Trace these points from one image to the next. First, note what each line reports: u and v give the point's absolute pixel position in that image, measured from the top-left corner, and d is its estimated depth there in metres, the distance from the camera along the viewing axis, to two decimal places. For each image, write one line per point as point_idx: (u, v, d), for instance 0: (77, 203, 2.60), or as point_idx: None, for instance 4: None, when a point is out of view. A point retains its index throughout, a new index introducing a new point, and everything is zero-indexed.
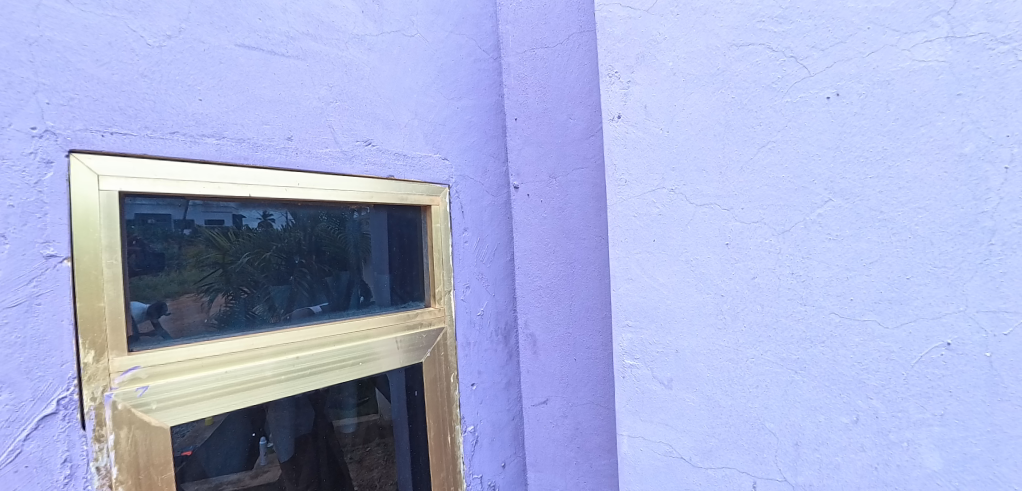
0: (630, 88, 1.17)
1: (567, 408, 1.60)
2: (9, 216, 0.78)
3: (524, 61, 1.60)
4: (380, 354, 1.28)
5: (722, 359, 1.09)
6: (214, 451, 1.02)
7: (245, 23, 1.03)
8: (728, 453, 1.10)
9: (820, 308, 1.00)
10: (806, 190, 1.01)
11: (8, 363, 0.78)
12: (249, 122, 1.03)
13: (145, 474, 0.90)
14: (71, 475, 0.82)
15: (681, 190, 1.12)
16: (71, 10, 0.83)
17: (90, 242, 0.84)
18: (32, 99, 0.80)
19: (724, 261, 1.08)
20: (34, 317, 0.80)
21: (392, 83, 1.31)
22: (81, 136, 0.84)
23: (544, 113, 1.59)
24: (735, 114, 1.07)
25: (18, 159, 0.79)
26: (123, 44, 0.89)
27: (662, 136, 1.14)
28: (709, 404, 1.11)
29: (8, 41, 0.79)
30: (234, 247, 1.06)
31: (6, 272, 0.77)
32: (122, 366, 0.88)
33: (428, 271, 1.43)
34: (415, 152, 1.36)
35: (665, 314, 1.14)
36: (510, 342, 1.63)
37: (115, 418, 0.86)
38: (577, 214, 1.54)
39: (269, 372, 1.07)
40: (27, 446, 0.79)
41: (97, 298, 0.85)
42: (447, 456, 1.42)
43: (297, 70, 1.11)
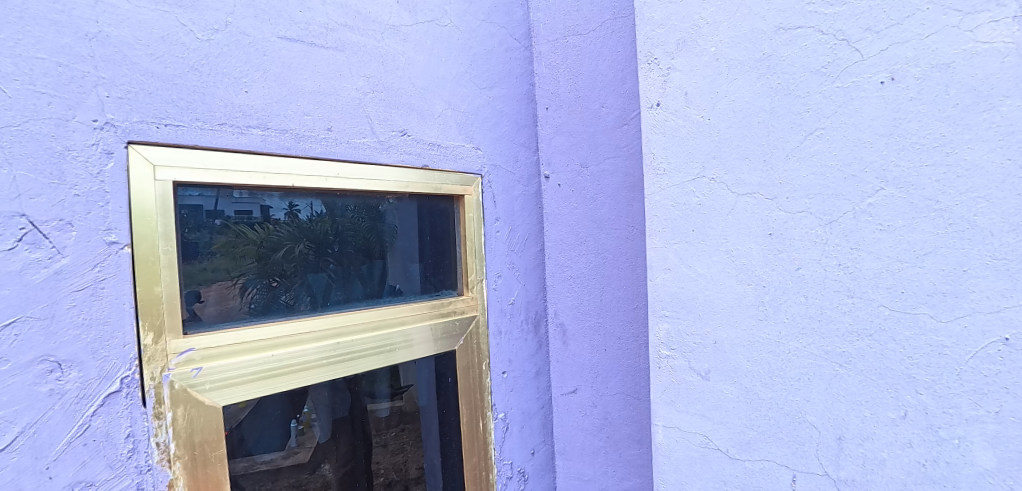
0: (669, 75, 1.15)
1: (596, 398, 1.60)
2: (75, 205, 0.81)
3: (555, 49, 1.58)
4: (415, 341, 1.31)
5: (762, 350, 1.07)
6: (251, 432, 1.04)
7: (287, 16, 1.05)
8: (767, 445, 1.08)
9: (869, 300, 0.97)
10: (856, 179, 0.98)
11: (76, 342, 0.81)
12: (291, 114, 1.06)
13: (199, 450, 0.94)
14: (134, 449, 0.87)
15: (722, 179, 1.10)
16: (126, 6, 0.86)
17: (148, 231, 0.88)
18: (92, 92, 0.83)
19: (767, 252, 1.06)
20: (99, 300, 0.83)
21: (426, 72, 1.32)
22: (138, 128, 0.87)
23: (577, 101, 1.57)
24: (781, 100, 1.04)
25: (82, 150, 0.82)
26: (174, 38, 0.92)
27: (703, 124, 1.12)
28: (747, 396, 1.10)
29: (70, 37, 0.82)
30: (264, 237, 1.07)
31: (73, 258, 0.81)
32: (178, 347, 0.92)
33: (460, 260, 1.45)
34: (448, 141, 1.37)
35: (703, 305, 1.13)
36: (541, 331, 1.63)
37: (173, 397, 0.90)
38: (608, 205, 1.53)
39: (312, 356, 1.11)
40: (94, 421, 0.83)
41: (154, 284, 0.89)
42: (479, 441, 1.45)
43: (336, 61, 1.13)
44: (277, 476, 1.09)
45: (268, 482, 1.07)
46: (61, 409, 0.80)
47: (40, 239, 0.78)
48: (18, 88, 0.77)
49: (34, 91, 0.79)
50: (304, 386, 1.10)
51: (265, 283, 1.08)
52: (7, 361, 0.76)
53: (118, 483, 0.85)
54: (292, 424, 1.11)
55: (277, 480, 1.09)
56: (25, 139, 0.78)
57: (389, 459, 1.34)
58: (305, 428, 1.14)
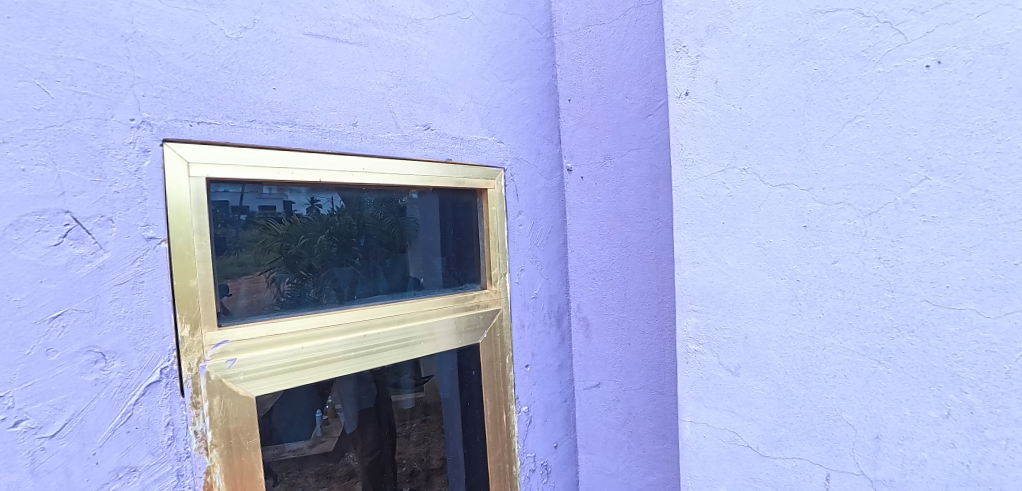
0: (699, 63, 1.12)
1: (619, 392, 1.58)
2: (115, 201, 0.84)
3: (578, 40, 1.56)
4: (438, 334, 1.33)
5: (796, 346, 1.05)
6: (280, 421, 1.06)
7: (313, 12, 1.06)
8: (799, 443, 1.06)
9: (910, 295, 0.94)
10: (899, 168, 0.94)
11: (119, 334, 0.84)
12: (318, 109, 1.08)
13: (234, 438, 0.97)
14: (174, 437, 0.90)
15: (754, 170, 1.07)
16: (159, 6, 0.88)
17: (183, 226, 0.90)
18: (129, 92, 0.85)
19: (801, 245, 1.03)
20: (139, 294, 0.86)
21: (449, 66, 1.32)
22: (172, 127, 0.89)
23: (600, 92, 1.54)
24: (818, 87, 1.00)
25: (121, 148, 0.84)
26: (205, 37, 0.93)
27: (733, 113, 1.09)
28: (779, 393, 1.07)
29: (108, 38, 0.84)
30: (288, 232, 1.08)
31: (114, 253, 0.83)
32: (213, 339, 0.94)
33: (484, 254, 1.45)
34: (471, 135, 1.37)
35: (733, 299, 1.10)
36: (563, 324, 1.63)
37: (210, 387, 0.93)
38: (633, 197, 1.50)
39: (339, 348, 1.13)
40: (137, 410, 0.86)
41: (190, 278, 0.91)
42: (502, 433, 1.46)
43: (360, 56, 1.14)
44: (302, 464, 1.11)
45: (295, 469, 1.09)
46: (105, 398, 0.83)
47: (83, 234, 0.81)
48: (59, 89, 0.80)
49: (75, 91, 0.81)
50: (330, 378, 1.12)
51: (291, 277, 1.10)
52: (55, 352, 0.79)
53: (159, 469, 0.88)
54: (318, 414, 1.13)
55: (303, 468, 1.11)
56: (67, 138, 0.80)
57: (408, 449, 1.36)
58: (330, 418, 1.16)
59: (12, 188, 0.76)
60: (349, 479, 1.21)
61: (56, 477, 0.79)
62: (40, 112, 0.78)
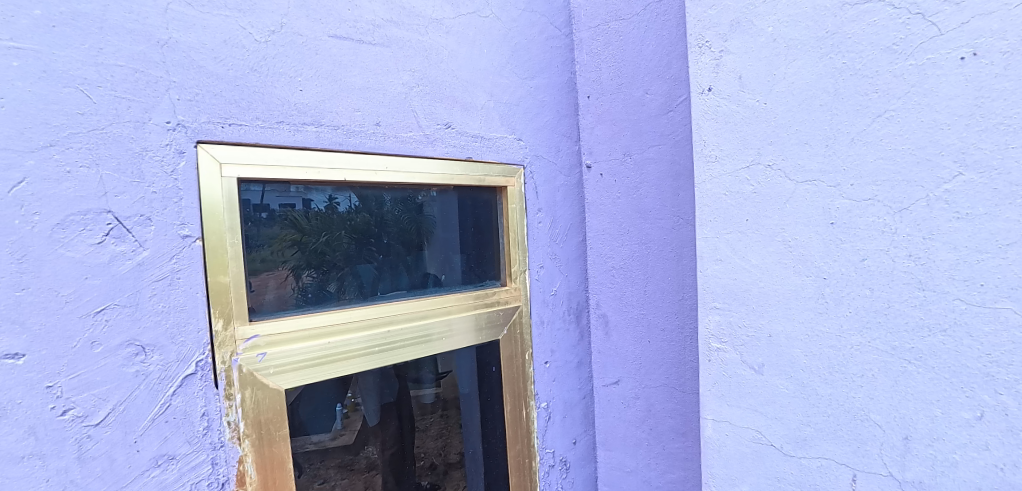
0: (722, 58, 1.11)
1: (639, 390, 1.58)
2: (153, 201, 0.87)
3: (597, 36, 1.55)
4: (459, 331, 1.35)
5: (822, 345, 1.03)
6: (306, 413, 1.09)
7: (337, 15, 1.09)
8: (825, 443, 1.04)
9: (943, 294, 0.92)
10: (931, 163, 0.92)
11: (158, 328, 0.88)
12: (342, 110, 1.10)
13: (265, 429, 1.00)
14: (208, 427, 0.93)
15: (780, 166, 1.06)
16: (193, 13, 0.91)
17: (216, 225, 0.93)
18: (165, 96, 0.89)
19: (827, 242, 1.01)
20: (176, 290, 0.90)
21: (469, 65, 1.33)
22: (205, 129, 0.93)
23: (619, 88, 1.53)
24: (846, 81, 0.99)
25: (158, 150, 0.88)
26: (235, 41, 0.96)
27: (758, 109, 1.08)
28: (804, 392, 1.06)
29: (145, 44, 0.87)
30: (308, 229, 1.10)
31: (152, 250, 0.87)
32: (245, 334, 0.98)
33: (504, 251, 1.46)
34: (491, 133, 1.38)
35: (757, 297, 1.09)
36: (582, 321, 1.63)
37: (242, 379, 0.97)
38: (653, 194, 1.49)
39: (364, 343, 1.15)
40: (174, 401, 0.89)
41: (223, 274, 0.94)
42: (522, 429, 1.47)
43: (383, 57, 1.16)
44: (325, 456, 1.14)
45: (317, 461, 1.12)
46: (146, 389, 0.87)
47: (123, 233, 0.85)
48: (101, 94, 0.83)
49: (116, 96, 0.84)
50: (353, 372, 1.14)
51: (312, 273, 1.11)
52: (100, 344, 0.83)
53: (195, 458, 0.92)
54: (339, 407, 1.15)
55: (325, 460, 1.14)
56: (109, 141, 0.84)
57: (426, 443, 1.39)
58: (350, 411, 1.18)
59: (58, 189, 0.80)
60: (369, 472, 1.24)
61: (101, 463, 0.83)
62: (84, 116, 0.82)
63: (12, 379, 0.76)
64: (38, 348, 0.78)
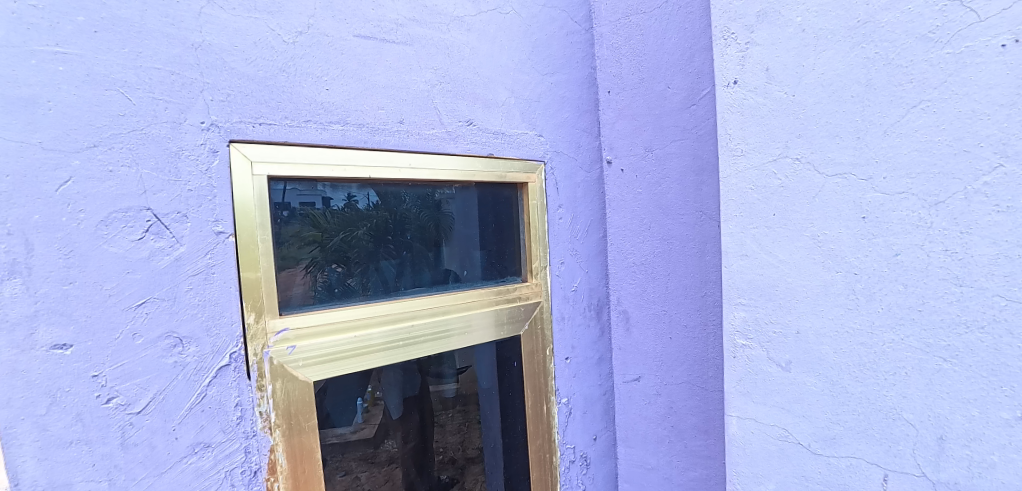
0: (748, 50, 1.09)
1: (660, 387, 1.57)
2: (189, 199, 0.90)
3: (618, 30, 1.54)
4: (480, 326, 1.36)
5: (852, 341, 1.01)
6: (331, 406, 1.11)
7: (361, 15, 1.10)
8: (854, 442, 1.02)
9: (981, 290, 0.89)
10: (969, 155, 0.89)
11: (194, 321, 0.91)
12: (367, 108, 1.12)
13: (295, 419, 1.03)
14: (242, 416, 0.96)
15: (808, 159, 1.04)
16: (224, 15, 0.94)
17: (248, 221, 0.96)
18: (199, 97, 0.91)
19: (858, 237, 0.99)
20: (210, 284, 0.93)
21: (490, 62, 1.34)
22: (237, 128, 0.95)
23: (641, 82, 1.52)
24: (879, 71, 0.96)
25: (193, 149, 0.91)
26: (264, 42, 0.98)
27: (786, 101, 1.06)
28: (833, 390, 1.04)
29: (180, 47, 0.90)
30: (330, 227, 1.11)
31: (188, 246, 0.90)
32: (275, 327, 1.00)
33: (524, 247, 1.47)
34: (512, 130, 1.39)
35: (785, 293, 1.07)
36: (602, 317, 1.63)
37: (273, 371, 0.99)
38: (675, 189, 1.48)
39: (387, 338, 1.18)
40: (210, 391, 0.93)
41: (254, 269, 0.97)
42: (543, 424, 1.48)
43: (406, 55, 1.17)
44: (346, 449, 1.16)
45: (338, 453, 1.14)
46: (183, 379, 0.90)
47: (162, 229, 0.88)
48: (140, 96, 0.86)
49: (153, 98, 0.87)
50: (373, 367, 1.16)
51: (332, 271, 1.13)
52: (140, 336, 0.86)
53: (229, 446, 0.95)
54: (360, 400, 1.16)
55: (346, 452, 1.16)
56: (147, 141, 0.87)
57: (445, 438, 1.42)
58: (370, 406, 1.19)
59: (101, 188, 0.83)
60: (390, 465, 1.27)
61: (142, 449, 0.87)
62: (124, 118, 0.85)
63: (61, 369, 0.80)
64: (84, 339, 0.82)
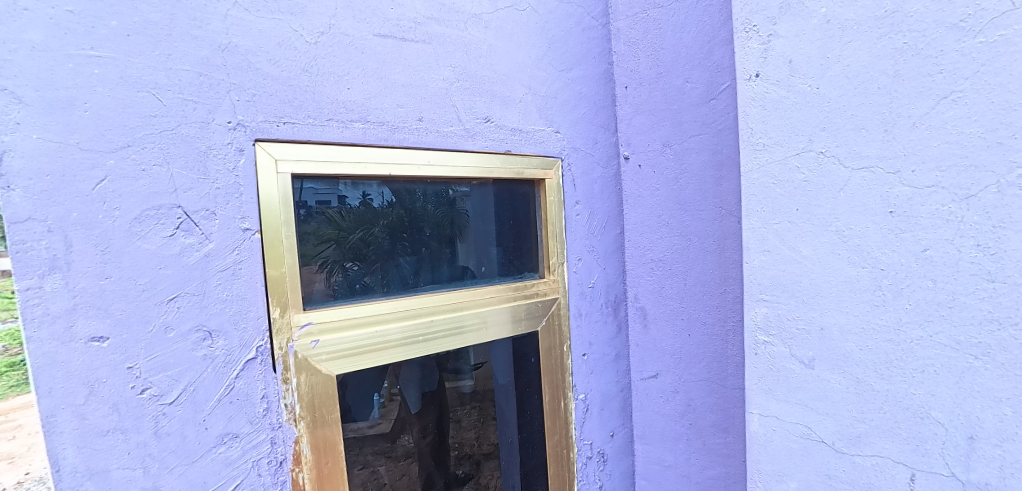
0: (771, 42, 1.08)
1: (678, 384, 1.56)
2: (217, 196, 0.93)
3: (635, 25, 1.52)
4: (498, 321, 1.37)
5: (878, 338, 0.99)
6: (352, 400, 1.13)
7: (381, 14, 1.12)
8: (880, 440, 1.01)
9: (1014, 285, 0.87)
10: (1002, 147, 0.87)
11: (222, 315, 0.94)
12: (387, 106, 1.13)
13: (318, 412, 1.05)
14: (268, 408, 0.99)
15: (833, 152, 1.02)
16: (248, 17, 0.96)
17: (273, 218, 0.98)
18: (226, 97, 0.94)
19: (885, 232, 0.97)
20: (238, 280, 0.95)
21: (508, 59, 1.34)
22: (263, 127, 0.97)
23: (659, 77, 1.50)
24: (907, 62, 0.94)
25: (220, 148, 0.93)
26: (288, 43, 1.00)
27: (810, 94, 1.04)
28: (858, 387, 1.02)
29: (208, 49, 0.92)
30: (350, 223, 1.14)
31: (217, 243, 0.93)
32: (300, 321, 1.02)
33: (542, 244, 1.47)
34: (529, 126, 1.39)
35: (808, 289, 1.06)
36: (620, 314, 1.62)
37: (298, 364, 1.01)
38: (694, 185, 1.46)
39: (408, 332, 1.19)
40: (238, 383, 0.95)
41: (280, 265, 0.99)
42: (560, 420, 1.49)
43: (424, 54, 1.19)
44: (363, 443, 1.17)
45: (355, 448, 1.15)
46: (212, 371, 0.93)
47: (192, 226, 0.91)
48: (170, 97, 0.89)
49: (183, 99, 0.90)
50: (390, 362, 1.17)
51: (350, 268, 1.15)
52: (172, 329, 0.89)
53: (256, 437, 0.98)
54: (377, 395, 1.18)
55: (364, 447, 1.18)
56: (178, 141, 0.89)
57: (462, 434, 1.43)
58: (387, 401, 1.21)
59: (135, 186, 0.86)
60: (405, 459, 1.29)
61: (174, 439, 0.90)
62: (155, 118, 0.88)
63: (98, 360, 0.84)
64: (119, 332, 0.85)
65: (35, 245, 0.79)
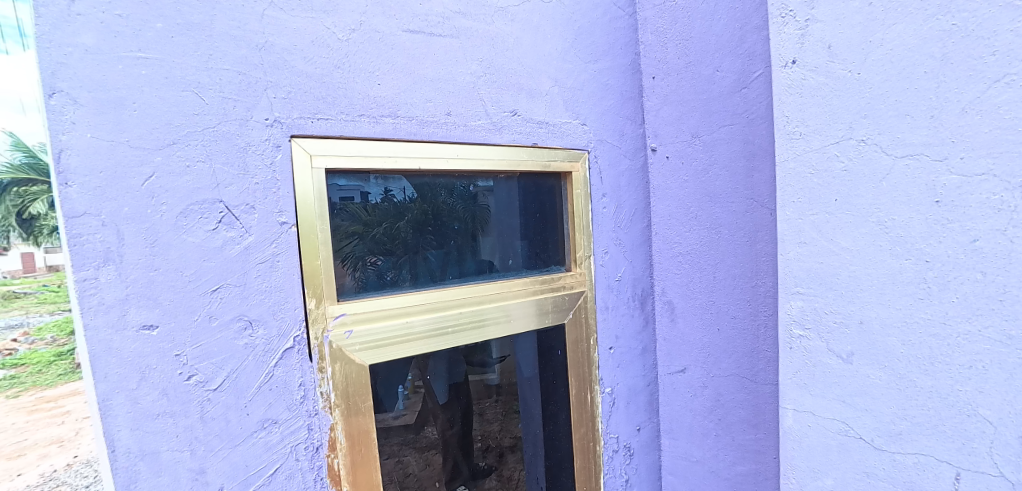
0: (808, 27, 1.04)
1: (706, 379, 1.54)
2: (256, 191, 0.96)
3: (663, 13, 1.50)
4: (526, 314, 1.38)
5: (922, 333, 0.96)
6: (384, 389, 1.15)
7: (410, 9, 1.13)
8: (923, 438, 0.98)
9: None
10: None
11: (262, 305, 0.97)
12: (416, 101, 1.14)
13: (352, 400, 1.07)
14: (305, 396, 1.02)
15: (875, 140, 0.98)
16: (284, 16, 0.98)
17: (308, 212, 1.01)
18: (263, 95, 0.97)
19: (931, 222, 0.93)
20: (276, 272, 0.98)
21: (534, 51, 1.34)
22: (298, 124, 1.00)
23: (687, 67, 1.47)
24: (957, 44, 0.90)
25: (258, 145, 0.96)
26: (321, 41, 1.02)
27: (850, 80, 1.00)
28: (900, 383, 0.99)
29: (246, 49, 0.95)
30: (379, 218, 1.17)
31: (256, 236, 0.96)
32: (335, 312, 1.05)
33: (568, 237, 1.47)
34: (556, 119, 1.39)
35: (847, 282, 1.03)
36: (646, 308, 1.61)
37: (333, 354, 1.05)
38: (724, 176, 1.43)
39: (437, 324, 1.21)
40: (277, 371, 0.98)
41: (316, 258, 1.02)
42: (587, 412, 1.49)
43: (452, 48, 1.19)
44: (388, 433, 1.19)
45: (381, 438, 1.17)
46: (253, 360, 0.96)
47: (233, 220, 0.94)
48: (211, 96, 0.92)
49: (223, 97, 0.93)
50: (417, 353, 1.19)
51: (380, 261, 1.18)
52: (216, 318, 0.93)
53: (294, 423, 1.01)
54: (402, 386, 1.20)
55: (389, 437, 1.19)
56: (219, 138, 0.93)
57: (485, 426, 1.46)
58: (411, 393, 1.23)
59: (180, 182, 0.90)
60: (430, 450, 1.32)
61: (218, 423, 0.94)
62: (198, 117, 0.91)
63: (149, 348, 0.88)
64: (167, 321, 0.89)
65: (91, 238, 0.84)
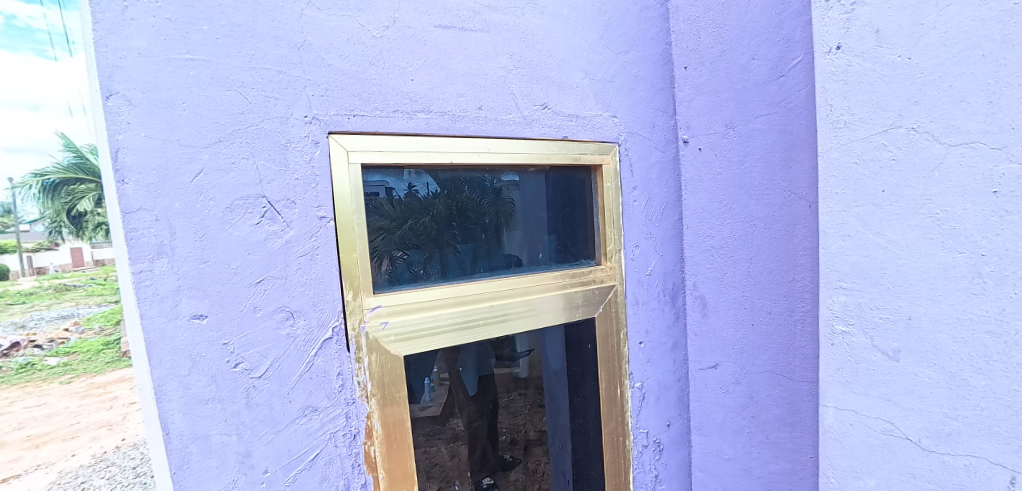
0: (854, 10, 1.00)
1: (740, 375, 1.50)
2: (296, 187, 0.99)
3: (696, 1, 1.46)
4: (555, 307, 1.38)
5: (975, 330, 0.92)
6: (416, 381, 1.18)
7: (442, 5, 1.14)
8: (974, 440, 0.94)
9: None
10: None
11: (302, 297, 1.00)
12: (448, 96, 1.15)
13: (387, 390, 1.10)
14: (343, 385, 1.05)
15: (926, 128, 0.94)
16: (321, 16, 1.01)
17: (345, 206, 1.03)
18: (302, 93, 0.99)
19: (987, 214, 0.89)
20: (315, 264, 1.01)
21: (564, 43, 1.33)
22: (335, 120, 1.02)
23: (721, 56, 1.43)
24: (1018, 25, 0.85)
25: (298, 141, 0.99)
26: (356, 38, 1.04)
27: (899, 66, 0.96)
28: (951, 382, 0.95)
29: (286, 48, 0.98)
30: (407, 213, 1.20)
31: (296, 230, 0.99)
32: (371, 304, 1.08)
33: (598, 230, 1.46)
34: (586, 112, 1.37)
35: (894, 276, 0.99)
36: (677, 303, 1.58)
37: (369, 344, 1.07)
38: (760, 167, 1.39)
39: (467, 316, 1.23)
40: (316, 360, 1.02)
41: (352, 251, 1.05)
42: (617, 407, 1.48)
43: (483, 42, 1.20)
44: (416, 425, 1.21)
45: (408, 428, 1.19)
46: (295, 349, 1.00)
47: (275, 215, 0.97)
48: (254, 95, 0.95)
49: (265, 95, 0.96)
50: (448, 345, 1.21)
51: (410, 255, 1.20)
52: (260, 309, 0.97)
53: (332, 411, 1.04)
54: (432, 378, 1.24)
55: (416, 428, 1.21)
56: (261, 135, 0.96)
57: (511, 419, 1.51)
58: (437, 385, 1.26)
59: (226, 178, 0.93)
60: (455, 441, 1.36)
61: (263, 409, 0.98)
62: (242, 115, 0.94)
63: (199, 336, 0.92)
64: (215, 311, 0.93)
65: (145, 232, 0.88)
